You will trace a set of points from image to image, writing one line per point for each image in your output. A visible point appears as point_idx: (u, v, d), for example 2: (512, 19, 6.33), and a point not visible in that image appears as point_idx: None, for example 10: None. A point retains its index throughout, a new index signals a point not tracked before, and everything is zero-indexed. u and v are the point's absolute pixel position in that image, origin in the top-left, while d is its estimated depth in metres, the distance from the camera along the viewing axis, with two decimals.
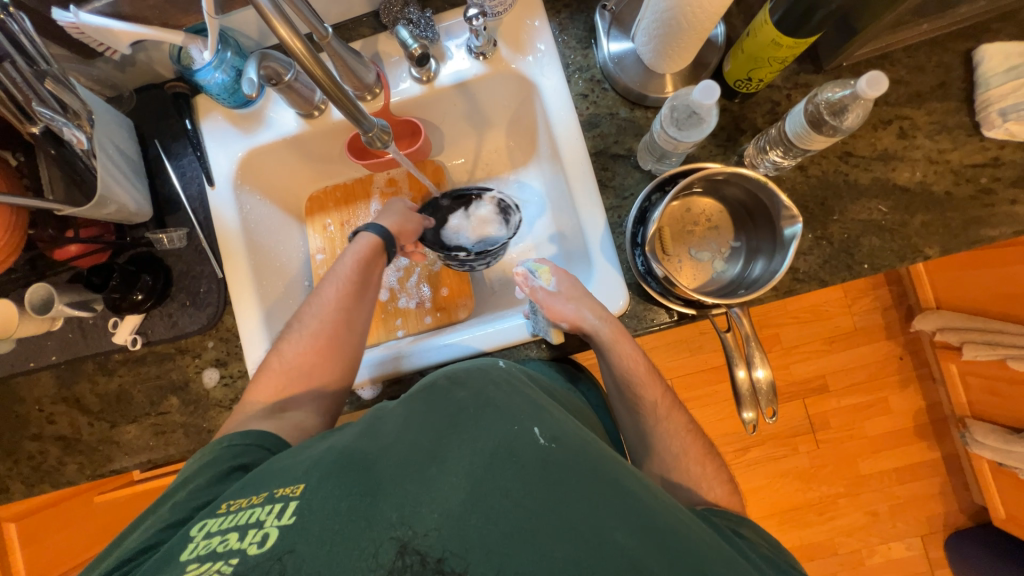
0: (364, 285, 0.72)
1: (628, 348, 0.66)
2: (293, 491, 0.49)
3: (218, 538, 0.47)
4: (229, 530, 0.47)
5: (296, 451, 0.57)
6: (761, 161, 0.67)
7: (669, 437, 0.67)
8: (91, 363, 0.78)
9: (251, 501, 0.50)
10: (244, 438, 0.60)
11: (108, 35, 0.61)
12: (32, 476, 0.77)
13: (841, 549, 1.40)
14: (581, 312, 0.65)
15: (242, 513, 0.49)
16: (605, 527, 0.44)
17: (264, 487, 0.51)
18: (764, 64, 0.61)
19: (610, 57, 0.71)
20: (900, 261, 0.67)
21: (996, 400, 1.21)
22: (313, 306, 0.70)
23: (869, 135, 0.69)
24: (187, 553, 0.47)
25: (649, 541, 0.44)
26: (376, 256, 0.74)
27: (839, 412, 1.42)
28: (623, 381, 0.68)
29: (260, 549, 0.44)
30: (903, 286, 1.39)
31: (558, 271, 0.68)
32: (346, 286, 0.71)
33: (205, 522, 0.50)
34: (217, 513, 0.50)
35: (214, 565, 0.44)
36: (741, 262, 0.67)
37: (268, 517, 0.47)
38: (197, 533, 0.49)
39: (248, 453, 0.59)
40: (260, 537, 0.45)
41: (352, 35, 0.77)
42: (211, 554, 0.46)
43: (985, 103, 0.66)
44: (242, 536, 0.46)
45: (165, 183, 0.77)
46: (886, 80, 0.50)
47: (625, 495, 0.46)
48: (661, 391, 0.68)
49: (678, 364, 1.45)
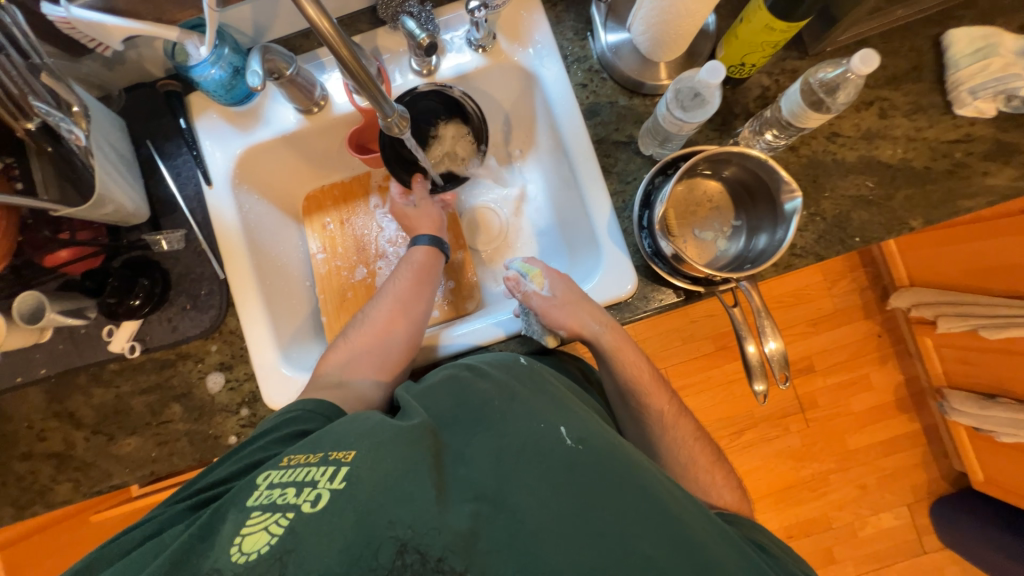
0: (424, 282, 0.74)
1: (630, 356, 0.69)
2: (344, 457, 0.49)
3: (278, 490, 0.47)
4: (287, 483, 0.48)
5: (350, 417, 0.55)
6: (756, 142, 0.70)
7: (677, 447, 0.67)
8: (84, 375, 0.74)
9: (307, 459, 0.50)
10: (306, 407, 0.60)
11: (101, 31, 0.60)
12: (22, 497, 0.73)
13: (836, 523, 1.45)
14: (582, 321, 0.67)
15: (300, 470, 0.49)
16: (629, 536, 0.44)
17: (320, 448, 0.51)
18: (756, 49, 0.65)
19: (607, 47, 0.73)
20: (889, 233, 0.71)
21: (970, 369, 1.28)
22: (375, 302, 0.72)
23: (853, 116, 0.73)
24: (253, 500, 0.48)
25: (672, 552, 0.43)
26: (432, 261, 0.76)
27: (825, 390, 1.48)
28: (627, 390, 0.69)
29: (313, 509, 0.45)
30: (878, 267, 1.47)
31: (550, 274, 0.70)
32: (407, 283, 0.73)
33: (268, 472, 0.50)
34: (279, 465, 0.51)
35: (271, 517, 0.45)
36: (743, 239, 0.70)
37: (322, 479, 0.47)
38: (261, 482, 0.49)
39: (307, 420, 0.59)
40: (313, 497, 0.45)
41: (350, 30, 0.77)
42: (271, 505, 0.46)
43: (955, 83, 0.70)
44: (298, 492, 0.46)
45: (160, 184, 0.75)
46: (878, 57, 0.54)
47: (651, 503, 0.46)
48: (666, 399, 0.69)
49: (673, 352, 1.48)
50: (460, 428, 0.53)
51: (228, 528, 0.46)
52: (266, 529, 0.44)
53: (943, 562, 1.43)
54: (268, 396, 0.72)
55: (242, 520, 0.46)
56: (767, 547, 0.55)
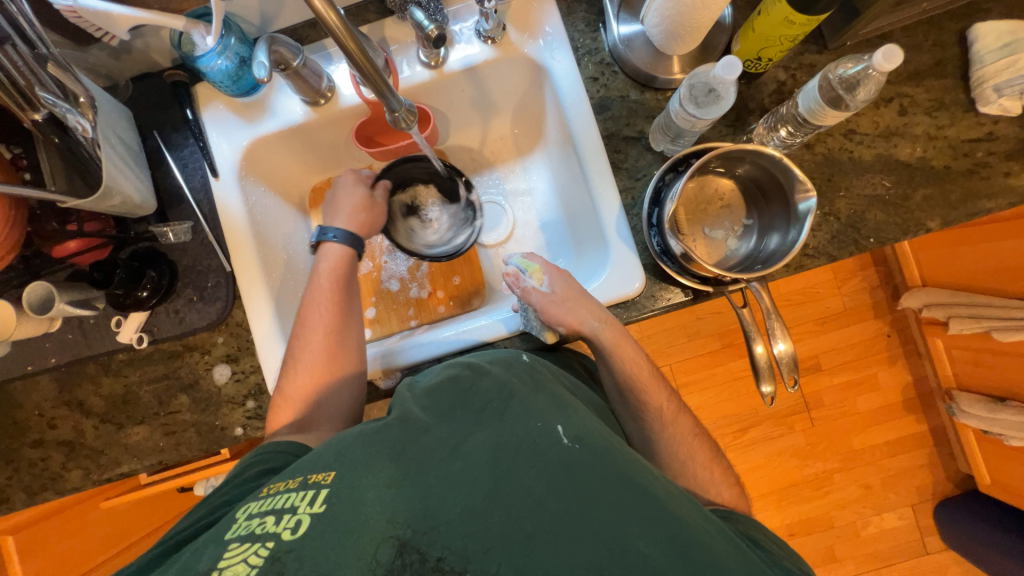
0: (344, 288, 0.72)
1: (629, 350, 0.67)
2: (324, 479, 0.49)
3: (257, 520, 0.47)
4: (265, 513, 0.48)
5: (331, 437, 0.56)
6: (770, 138, 0.69)
7: (676, 443, 0.67)
8: (93, 365, 0.74)
9: (287, 486, 0.50)
10: (269, 447, 0.60)
11: (106, 19, 0.59)
12: (34, 484, 0.74)
13: (838, 522, 1.44)
14: (580, 317, 0.66)
15: (278, 498, 0.49)
16: (627, 535, 0.43)
17: (299, 472, 0.52)
18: (774, 43, 0.63)
19: (620, 39, 0.72)
20: (904, 234, 0.70)
21: (981, 371, 1.26)
22: (304, 322, 0.70)
23: (872, 113, 0.71)
24: (231, 532, 0.48)
25: (671, 552, 0.43)
26: (347, 264, 0.74)
27: (832, 390, 1.47)
28: (626, 386, 0.68)
29: (293, 535, 0.45)
30: (889, 266, 1.44)
31: (549, 270, 0.69)
32: (330, 294, 0.71)
33: (246, 505, 0.50)
34: (257, 498, 0.51)
35: (250, 548, 0.45)
36: (754, 238, 0.68)
37: (301, 504, 0.47)
38: (239, 515, 0.49)
39: (273, 458, 0.59)
40: (293, 523, 0.46)
41: (358, 21, 0.76)
42: (250, 536, 0.46)
43: (980, 79, 0.68)
44: (277, 521, 0.46)
45: (166, 176, 0.75)
46: (901, 52, 0.52)
47: (650, 503, 0.45)
48: (666, 397, 0.68)
49: (678, 349, 1.47)
50: (457, 425, 0.53)
51: (204, 562, 0.45)
52: (244, 560, 0.44)
53: (946, 563, 1.43)
54: None
55: (220, 553, 0.46)
56: (761, 542, 0.56)
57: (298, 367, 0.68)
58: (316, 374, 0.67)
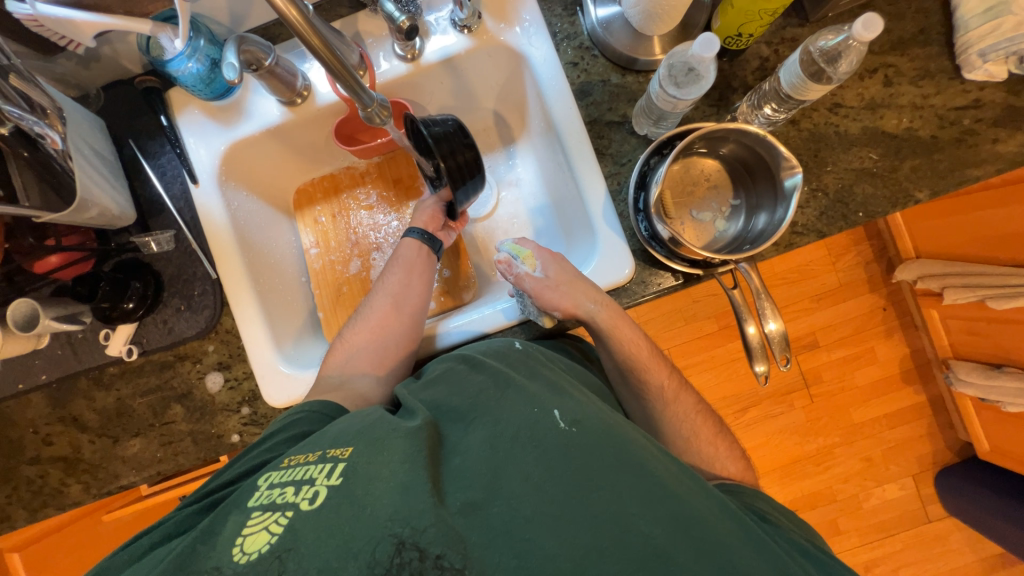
0: (411, 269, 0.73)
1: (623, 329, 0.67)
2: (341, 454, 0.49)
3: (278, 491, 0.48)
4: (287, 482, 0.48)
5: (350, 415, 0.56)
6: (755, 117, 0.68)
7: (676, 419, 0.67)
8: (85, 379, 0.74)
9: (307, 458, 0.50)
10: (305, 408, 0.60)
11: (70, 28, 0.57)
12: (34, 501, 0.74)
13: (841, 495, 1.46)
14: (576, 300, 0.66)
15: (297, 470, 0.49)
16: (627, 514, 0.44)
17: (319, 445, 0.51)
18: (754, 17, 0.62)
19: (598, 22, 0.70)
20: (893, 207, 0.69)
21: (976, 340, 1.26)
22: (371, 298, 0.72)
23: (856, 85, 0.70)
24: (254, 501, 0.48)
25: (672, 528, 0.44)
26: (424, 258, 0.74)
27: (830, 365, 1.47)
28: (622, 362, 0.68)
29: (311, 505, 0.45)
30: (883, 240, 1.43)
31: (542, 254, 0.69)
32: (400, 280, 0.72)
33: (268, 475, 0.50)
34: (278, 467, 0.51)
35: (271, 517, 0.45)
36: (742, 219, 0.68)
37: (319, 476, 0.47)
38: (261, 484, 0.49)
39: (310, 421, 0.59)
40: (311, 494, 0.46)
41: (330, 15, 0.75)
42: (272, 505, 0.46)
43: (965, 45, 0.67)
44: (297, 491, 0.46)
45: (145, 184, 0.74)
46: (881, 21, 0.51)
47: (649, 480, 0.46)
48: (667, 373, 0.69)
49: (674, 333, 1.47)
50: (457, 419, 0.54)
51: (229, 528, 0.46)
52: (266, 529, 0.44)
53: (948, 531, 1.45)
54: (270, 396, 0.71)
55: (244, 520, 0.46)
56: (768, 516, 0.55)
57: (339, 342, 0.71)
58: (328, 368, 0.68)
